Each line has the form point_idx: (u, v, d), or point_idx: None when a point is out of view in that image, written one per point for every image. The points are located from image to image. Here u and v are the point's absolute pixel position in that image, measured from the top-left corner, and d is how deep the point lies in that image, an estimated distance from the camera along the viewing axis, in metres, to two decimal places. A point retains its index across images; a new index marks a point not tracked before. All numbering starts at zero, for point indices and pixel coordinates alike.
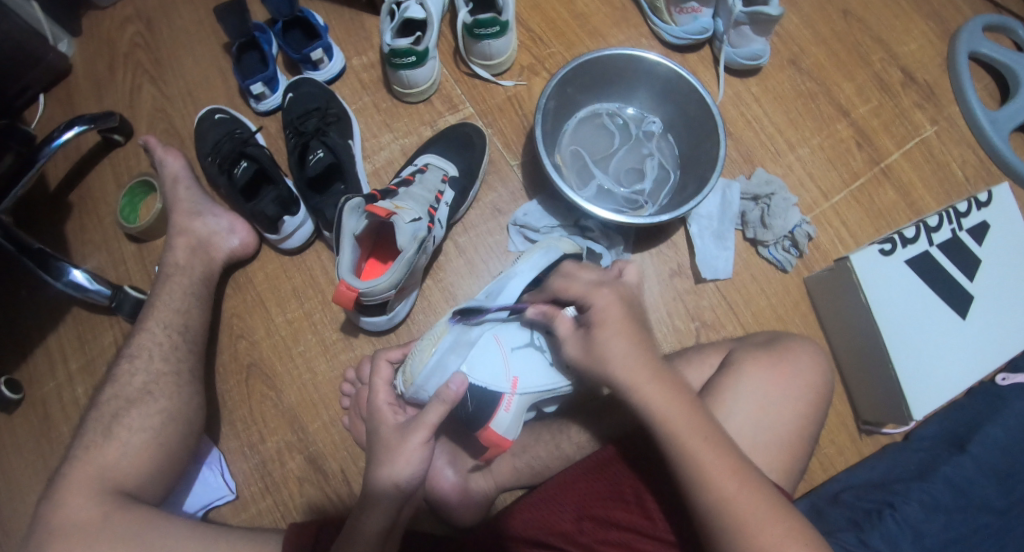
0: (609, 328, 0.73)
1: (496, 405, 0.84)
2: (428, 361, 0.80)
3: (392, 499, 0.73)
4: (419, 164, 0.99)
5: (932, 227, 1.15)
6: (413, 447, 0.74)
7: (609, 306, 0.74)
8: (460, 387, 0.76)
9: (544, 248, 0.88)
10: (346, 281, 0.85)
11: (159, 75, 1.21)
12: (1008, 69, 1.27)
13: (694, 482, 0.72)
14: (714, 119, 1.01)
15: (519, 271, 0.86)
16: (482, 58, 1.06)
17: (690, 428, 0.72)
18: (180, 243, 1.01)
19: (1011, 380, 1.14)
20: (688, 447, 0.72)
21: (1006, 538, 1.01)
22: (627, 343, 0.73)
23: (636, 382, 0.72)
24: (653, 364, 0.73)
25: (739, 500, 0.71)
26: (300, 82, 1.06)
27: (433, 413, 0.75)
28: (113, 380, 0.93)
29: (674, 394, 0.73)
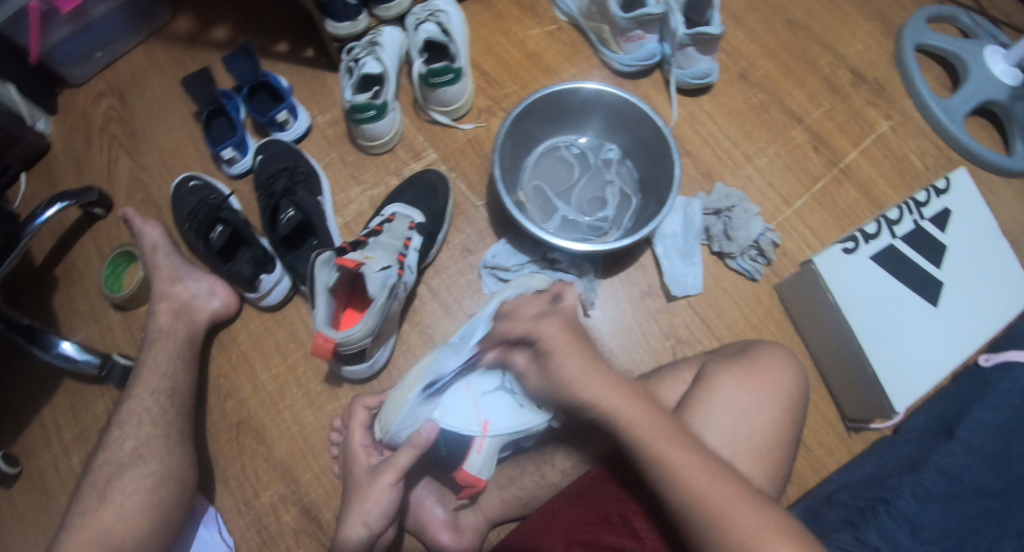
0: (561, 350, 0.78)
1: (469, 448, 0.86)
2: (399, 412, 0.84)
3: (363, 536, 0.78)
4: (387, 214, 1.02)
5: (893, 220, 1.19)
6: (380, 487, 0.79)
7: (556, 332, 0.79)
8: (430, 433, 0.79)
9: (516, 285, 0.93)
10: (322, 332, 0.88)
11: (134, 145, 1.25)
12: (956, 57, 1.32)
13: (666, 483, 0.73)
14: (668, 142, 1.04)
15: (487, 314, 0.89)
16: (439, 105, 1.10)
17: (653, 432, 0.74)
18: (162, 309, 1.04)
19: (994, 360, 1.17)
20: (656, 451, 0.74)
21: (1007, 522, 1.02)
22: (580, 362, 0.77)
23: (597, 397, 0.76)
24: (608, 379, 0.77)
25: (710, 493, 0.72)
26: (267, 144, 1.10)
27: (403, 456, 0.80)
28: (105, 447, 0.95)
29: (635, 402, 0.76)
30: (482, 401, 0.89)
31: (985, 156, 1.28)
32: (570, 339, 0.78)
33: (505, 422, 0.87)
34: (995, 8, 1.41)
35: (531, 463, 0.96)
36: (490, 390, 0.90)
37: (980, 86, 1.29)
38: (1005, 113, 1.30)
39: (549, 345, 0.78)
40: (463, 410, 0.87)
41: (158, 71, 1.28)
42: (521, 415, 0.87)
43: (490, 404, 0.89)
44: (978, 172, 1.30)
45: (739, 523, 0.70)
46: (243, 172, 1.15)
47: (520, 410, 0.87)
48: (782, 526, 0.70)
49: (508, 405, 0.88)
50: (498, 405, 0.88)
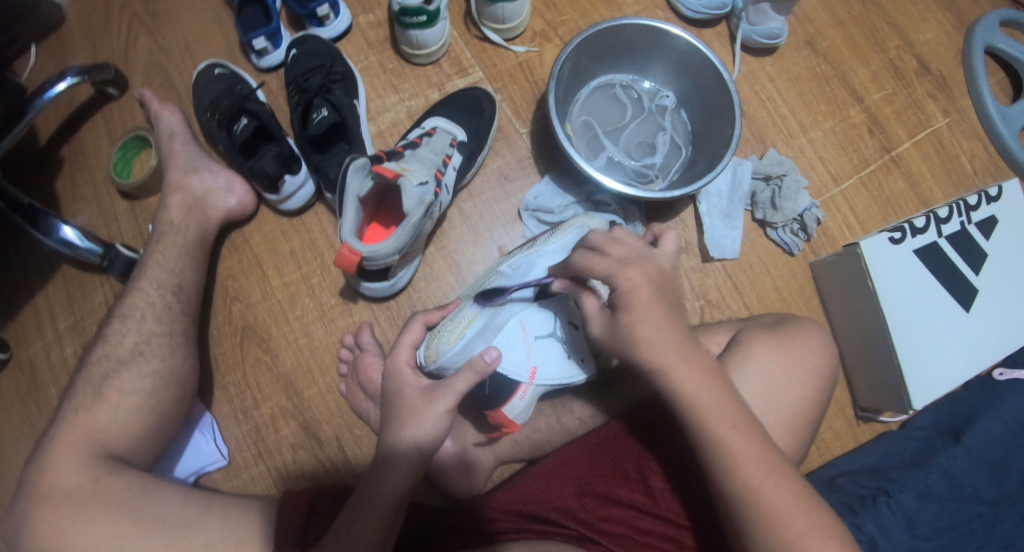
0: (642, 311, 0.69)
1: (511, 394, 0.83)
2: (455, 345, 0.77)
3: (413, 462, 0.71)
4: (427, 127, 0.96)
5: (942, 218, 1.12)
6: (437, 412, 0.72)
7: (637, 286, 0.68)
8: (493, 359, 0.74)
9: (576, 227, 0.85)
10: (348, 244, 0.82)
11: (156, 27, 1.16)
12: (1022, 65, 1.25)
13: (723, 471, 0.70)
14: (731, 95, 0.98)
15: (548, 251, 0.83)
16: (493, 22, 1.03)
17: (719, 416, 0.70)
18: (175, 201, 0.98)
19: (1009, 376, 1.11)
20: (719, 437, 0.70)
21: (995, 529, 1.01)
22: (658, 330, 0.69)
23: (669, 368, 0.70)
24: (681, 348, 0.70)
25: (766, 491, 0.69)
26: (305, 39, 1.03)
27: (462, 381, 0.73)
28: (103, 340, 0.91)
29: (704, 378, 0.70)
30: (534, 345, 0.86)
31: None
32: (657, 298, 0.69)
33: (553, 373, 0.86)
34: None
35: (548, 406, 0.94)
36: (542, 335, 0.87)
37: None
38: None
39: (626, 304, 0.69)
40: (516, 355, 0.84)
41: None
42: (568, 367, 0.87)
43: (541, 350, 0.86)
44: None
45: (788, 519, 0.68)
46: (274, 67, 1.08)
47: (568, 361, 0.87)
48: (833, 527, 0.69)
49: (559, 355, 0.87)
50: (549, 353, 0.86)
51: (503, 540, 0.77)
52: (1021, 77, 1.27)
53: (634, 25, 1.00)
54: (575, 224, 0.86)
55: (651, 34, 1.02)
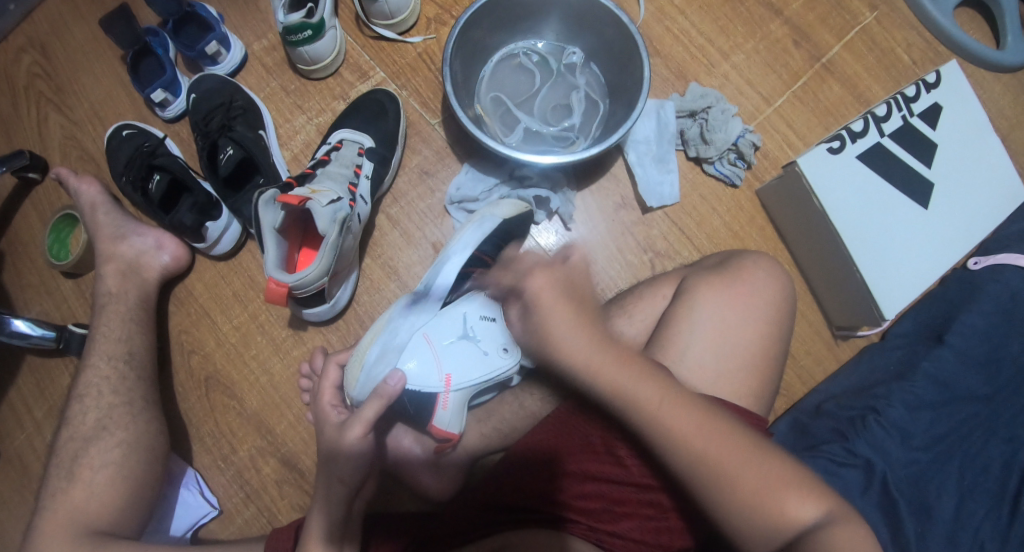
0: (547, 309, 0.67)
1: (434, 405, 0.81)
2: (358, 378, 0.76)
3: (341, 493, 0.72)
4: (334, 141, 0.96)
5: (880, 116, 1.09)
6: (349, 444, 0.70)
7: (543, 286, 0.67)
8: (395, 382, 0.73)
9: (478, 220, 0.89)
10: (273, 277, 0.81)
11: (63, 101, 1.15)
12: None
13: (666, 446, 0.68)
14: (635, 39, 0.96)
15: (452, 254, 0.88)
16: (382, 18, 1.02)
17: (647, 394, 0.68)
18: (109, 270, 0.98)
19: (983, 263, 1.09)
20: (653, 414, 0.68)
21: (995, 427, 1.00)
22: (569, 325, 0.68)
23: (590, 363, 0.68)
24: (597, 342, 0.69)
25: (717, 457, 0.67)
26: (200, 80, 1.02)
27: (370, 408, 0.71)
28: (68, 422, 0.91)
29: (623, 366, 0.69)
30: (443, 352, 0.82)
31: (976, 51, 1.19)
32: (562, 298, 0.67)
33: (469, 375, 0.82)
34: None
35: (508, 392, 0.93)
36: (449, 340, 0.83)
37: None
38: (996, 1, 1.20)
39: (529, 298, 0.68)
40: (424, 368, 0.81)
41: (79, 16, 1.17)
42: (484, 366, 0.83)
43: (452, 357, 0.82)
44: (966, 67, 1.22)
45: (742, 479, 0.66)
46: (179, 115, 1.07)
47: (486, 358, 0.83)
48: (789, 473, 0.67)
49: (472, 355, 0.83)
50: (460, 355, 0.83)
51: (570, 536, 0.77)
52: None
53: None
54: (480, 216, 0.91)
55: None
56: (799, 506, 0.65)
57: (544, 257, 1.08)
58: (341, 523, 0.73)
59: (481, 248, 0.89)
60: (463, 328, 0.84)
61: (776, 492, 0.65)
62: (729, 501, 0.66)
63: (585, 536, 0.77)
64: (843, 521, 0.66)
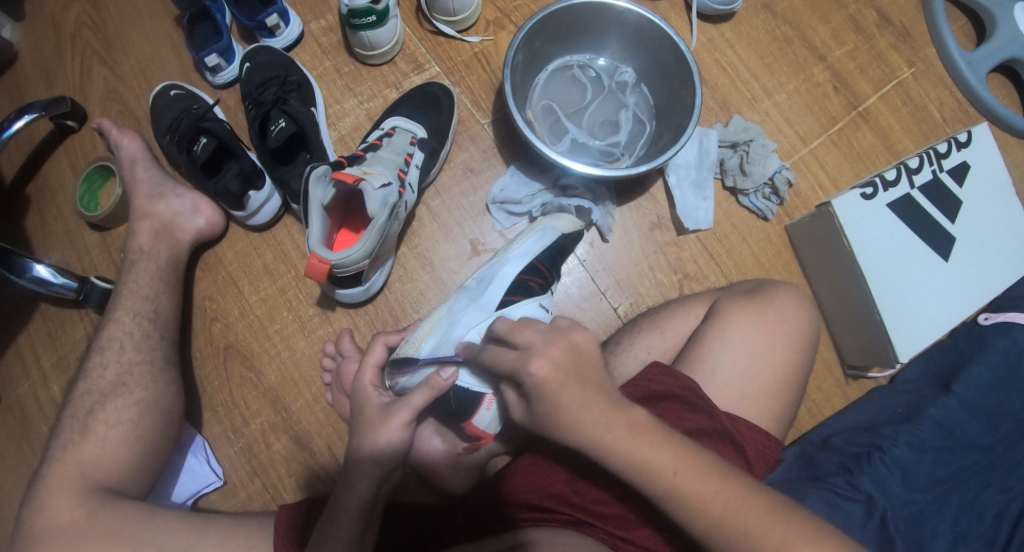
0: (552, 386, 0.68)
1: (477, 405, 0.84)
2: (411, 365, 0.80)
3: (373, 476, 0.74)
4: (386, 127, 0.97)
5: (913, 169, 1.12)
6: (393, 428, 0.75)
7: (546, 369, 0.68)
8: (449, 377, 0.76)
9: (539, 231, 0.93)
10: (317, 253, 0.82)
11: (110, 54, 1.15)
12: (984, 10, 1.24)
13: (682, 511, 0.67)
14: (690, 66, 0.98)
15: (510, 258, 0.90)
16: (444, 14, 1.03)
17: (662, 460, 0.68)
18: (143, 228, 0.98)
19: (993, 319, 1.12)
20: (665, 482, 0.67)
21: (990, 476, 1.01)
22: (580, 400, 0.68)
23: (603, 438, 0.68)
24: (607, 411, 0.69)
25: (733, 518, 0.66)
26: (257, 51, 1.02)
27: (419, 397, 0.75)
28: (85, 375, 0.90)
29: (637, 436, 0.68)
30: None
31: (1006, 117, 1.22)
32: (563, 372, 0.68)
33: None
34: None
35: None
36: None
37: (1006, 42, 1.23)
38: None
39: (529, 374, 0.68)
40: (474, 369, 0.82)
41: None
42: None
43: None
44: (995, 132, 1.25)
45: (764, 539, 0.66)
46: (229, 82, 1.08)
47: None
48: (807, 534, 0.66)
49: None
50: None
51: (520, 528, 0.79)
52: (983, 22, 1.27)
53: (584, 4, 1.00)
54: (540, 226, 0.95)
55: (603, 12, 1.01)
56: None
57: (576, 267, 1.10)
58: (366, 509, 0.72)
59: (538, 257, 0.91)
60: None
61: (796, 548, 0.65)
62: None
63: (601, 540, 0.78)
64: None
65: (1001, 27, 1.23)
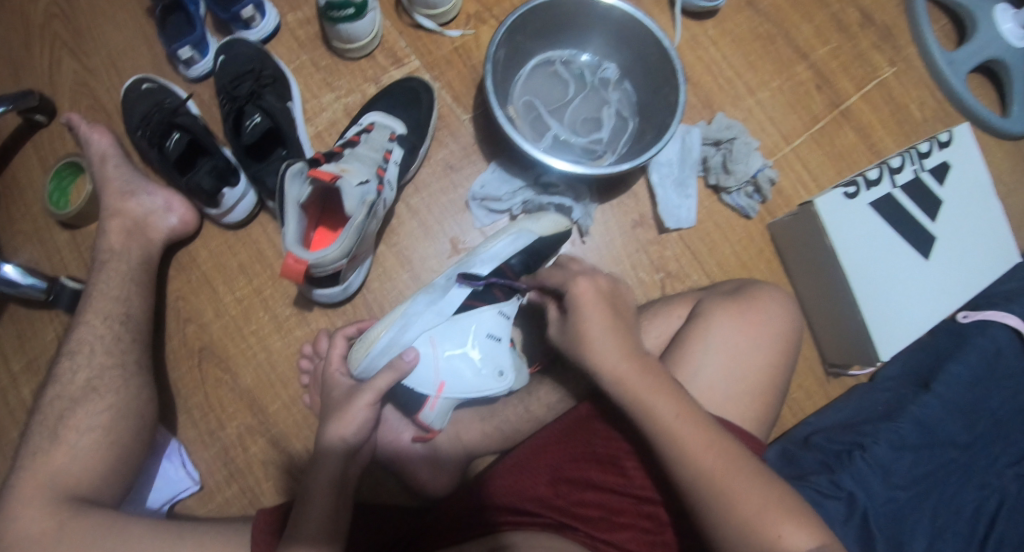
0: (587, 314, 0.76)
1: (422, 405, 0.86)
2: (362, 360, 0.81)
3: (339, 453, 0.76)
4: (364, 124, 0.95)
5: (894, 168, 1.12)
6: (357, 406, 0.77)
7: (586, 290, 0.77)
8: (412, 357, 0.81)
9: (513, 234, 0.88)
10: (293, 253, 0.80)
11: (80, 46, 1.12)
12: (965, 10, 1.25)
13: (676, 461, 0.70)
14: (674, 63, 0.96)
15: (480, 260, 0.87)
16: (424, 7, 1.01)
17: (664, 405, 0.72)
18: (114, 226, 0.95)
19: (973, 317, 1.12)
20: (666, 425, 0.71)
21: (970, 472, 1.02)
22: (603, 326, 0.76)
23: (620, 375, 0.74)
24: (623, 345, 0.75)
25: (722, 476, 0.69)
26: (231, 43, 1.00)
27: (382, 380, 0.78)
28: (55, 379, 0.88)
29: (645, 375, 0.74)
30: (443, 360, 0.84)
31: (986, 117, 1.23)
32: (600, 301, 0.77)
33: (462, 386, 0.85)
34: None
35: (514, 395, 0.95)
36: (454, 350, 0.85)
37: (988, 41, 1.23)
38: (1008, 72, 1.24)
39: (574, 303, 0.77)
40: (422, 371, 0.84)
41: None
42: (477, 382, 0.85)
43: (451, 365, 0.85)
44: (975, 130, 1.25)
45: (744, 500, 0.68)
46: (204, 75, 1.06)
47: (480, 377, 0.85)
48: (787, 505, 0.68)
49: (468, 369, 0.85)
50: (458, 367, 0.85)
51: (501, 531, 0.78)
52: (964, 21, 1.27)
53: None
54: (515, 229, 0.90)
55: (587, 7, 1.00)
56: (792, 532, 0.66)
57: None
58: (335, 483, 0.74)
59: (509, 262, 0.87)
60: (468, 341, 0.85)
61: (773, 517, 0.67)
62: (731, 524, 0.67)
63: (583, 544, 0.76)
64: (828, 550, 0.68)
65: (981, 27, 1.23)
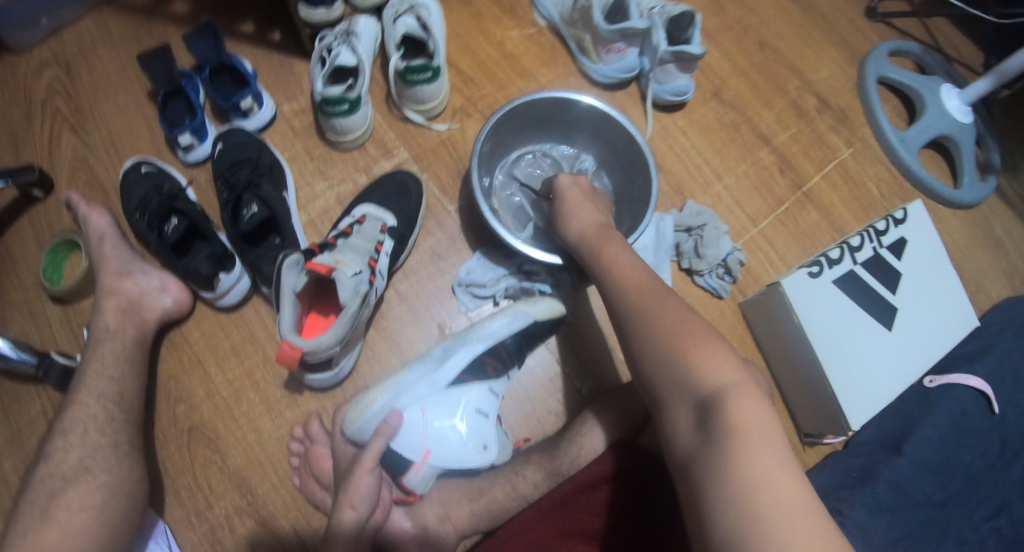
0: (570, 206, 0.94)
1: (407, 468, 0.90)
2: (355, 421, 0.88)
3: (351, 518, 0.81)
4: (357, 215, 1.00)
5: (854, 246, 1.19)
6: (363, 474, 0.83)
7: (567, 190, 0.97)
8: (394, 422, 0.86)
9: (510, 316, 0.95)
10: (288, 340, 0.83)
11: (80, 123, 1.16)
12: (915, 93, 1.36)
13: (640, 333, 0.73)
14: (645, 155, 1.04)
15: (475, 338, 0.94)
16: (414, 103, 1.08)
17: (661, 311, 0.74)
18: (109, 305, 0.98)
19: (938, 381, 1.19)
20: (642, 311, 0.76)
21: (948, 529, 1.09)
22: (581, 205, 0.94)
23: (606, 259, 0.86)
24: (619, 250, 0.86)
25: (672, 331, 0.71)
26: (228, 132, 1.06)
27: (373, 445, 0.85)
28: (46, 458, 0.89)
29: (637, 273, 0.81)
30: (432, 430, 0.90)
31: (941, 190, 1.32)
32: (580, 193, 0.96)
33: (447, 455, 0.91)
34: (949, 44, 1.45)
35: (500, 475, 0.98)
36: (444, 419, 0.91)
37: (937, 119, 1.33)
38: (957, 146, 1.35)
39: (594, 247, 0.87)
40: (411, 435, 0.89)
41: (110, 44, 1.20)
42: (462, 452, 0.91)
43: (438, 435, 0.90)
44: (931, 205, 1.35)
45: (704, 374, 0.67)
46: (201, 160, 1.11)
47: (465, 447, 0.91)
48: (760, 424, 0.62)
49: (455, 440, 0.91)
50: (445, 437, 0.91)
51: None
52: (913, 102, 1.38)
53: (544, 99, 1.05)
54: (513, 311, 0.96)
55: (562, 106, 1.07)
56: (707, 353, 0.68)
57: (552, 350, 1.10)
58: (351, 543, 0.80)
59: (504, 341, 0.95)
60: (458, 413, 0.92)
61: (707, 363, 0.68)
62: (666, 361, 0.70)
63: None
64: (755, 405, 0.64)
65: (928, 109, 1.34)
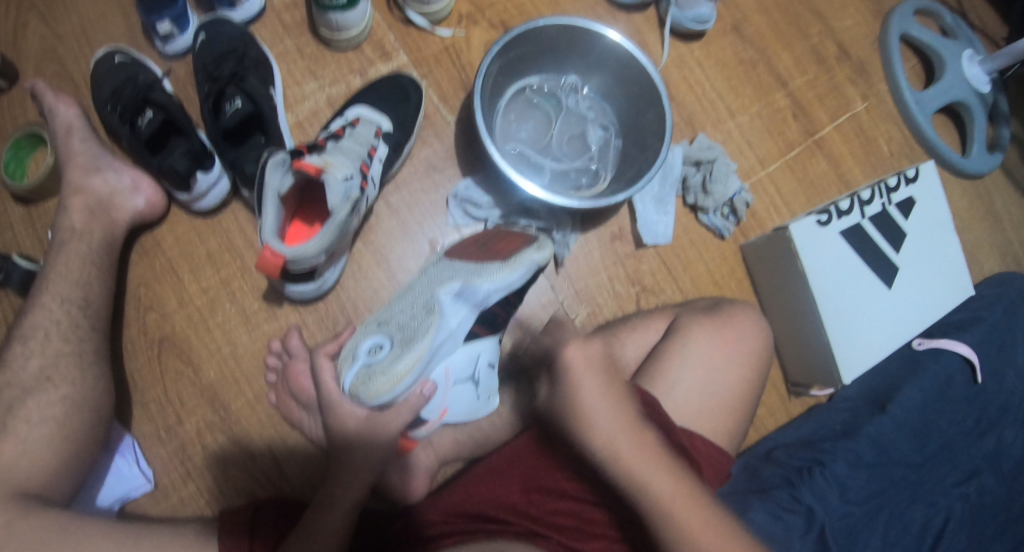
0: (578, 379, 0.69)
1: (420, 425, 0.87)
2: (383, 396, 0.75)
3: (367, 477, 0.80)
4: (350, 116, 0.92)
5: (864, 199, 1.14)
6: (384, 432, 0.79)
7: (578, 356, 0.69)
8: (430, 394, 0.80)
9: (527, 266, 0.82)
10: (270, 246, 0.77)
11: (48, 8, 1.05)
12: (934, 53, 1.29)
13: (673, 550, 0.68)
14: (656, 84, 0.97)
15: (489, 288, 0.80)
16: (417, 3, 0.99)
17: (687, 512, 0.68)
18: (76, 204, 0.90)
19: (927, 344, 1.15)
20: (657, 497, 0.68)
21: (919, 491, 1.07)
22: (601, 398, 0.69)
23: (627, 457, 0.68)
24: (625, 416, 0.70)
25: (677, 500, 0.68)
26: (216, 22, 0.96)
27: (406, 413, 0.79)
28: (3, 366, 0.82)
29: (659, 465, 0.69)
30: (451, 388, 0.85)
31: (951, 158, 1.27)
32: (597, 371, 0.70)
33: (462, 409, 0.88)
34: (973, 10, 1.38)
35: None
36: (462, 379, 0.85)
37: (953, 85, 1.27)
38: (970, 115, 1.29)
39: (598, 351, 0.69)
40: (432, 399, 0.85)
41: None
42: (476, 404, 0.89)
43: (457, 393, 0.86)
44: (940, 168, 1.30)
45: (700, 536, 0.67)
46: (182, 52, 1.02)
47: (476, 401, 0.88)
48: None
49: (468, 395, 0.87)
50: (461, 394, 0.87)
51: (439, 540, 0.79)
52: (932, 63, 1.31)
53: (549, 25, 0.97)
54: (524, 257, 0.83)
55: (567, 32, 0.99)
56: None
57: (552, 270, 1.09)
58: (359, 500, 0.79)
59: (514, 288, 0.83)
60: (473, 370, 0.86)
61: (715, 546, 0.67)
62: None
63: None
64: None
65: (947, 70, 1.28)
